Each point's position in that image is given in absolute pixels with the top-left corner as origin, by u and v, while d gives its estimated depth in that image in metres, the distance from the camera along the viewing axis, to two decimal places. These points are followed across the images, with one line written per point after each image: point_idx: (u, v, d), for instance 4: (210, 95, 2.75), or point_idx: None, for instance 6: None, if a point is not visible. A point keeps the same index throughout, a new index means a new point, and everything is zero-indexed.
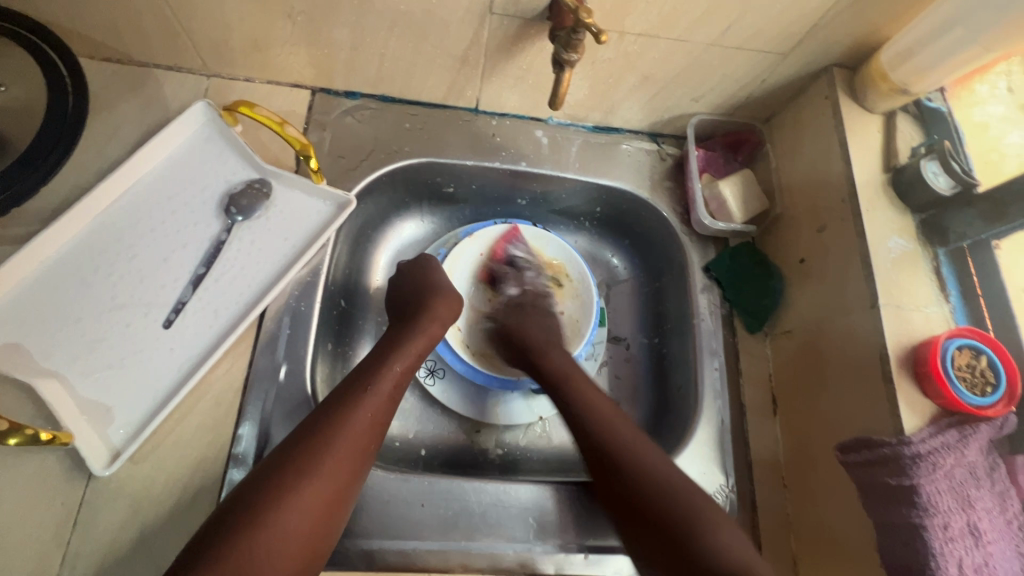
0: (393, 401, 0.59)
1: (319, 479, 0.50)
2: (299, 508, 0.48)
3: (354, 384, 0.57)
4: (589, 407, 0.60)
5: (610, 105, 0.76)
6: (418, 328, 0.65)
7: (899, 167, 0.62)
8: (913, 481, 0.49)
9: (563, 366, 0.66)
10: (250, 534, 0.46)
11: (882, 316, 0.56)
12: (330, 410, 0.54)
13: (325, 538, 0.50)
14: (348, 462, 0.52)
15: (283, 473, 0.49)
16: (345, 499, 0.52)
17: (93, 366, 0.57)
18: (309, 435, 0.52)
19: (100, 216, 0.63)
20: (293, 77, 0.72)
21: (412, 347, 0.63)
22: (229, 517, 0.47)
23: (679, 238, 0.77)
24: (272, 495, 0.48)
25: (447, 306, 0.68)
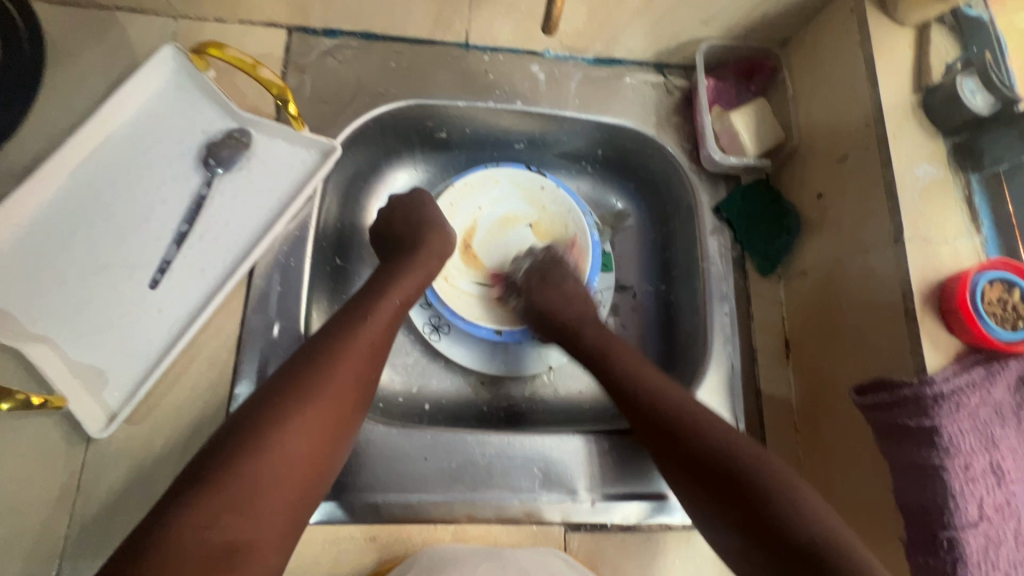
0: (392, 331, 0.57)
1: (325, 402, 0.48)
2: (305, 428, 0.47)
3: (354, 310, 0.55)
4: (641, 367, 0.60)
5: (612, 32, 0.70)
6: (414, 261, 0.62)
7: (931, 87, 0.56)
8: (934, 421, 0.47)
9: (596, 337, 0.64)
10: (253, 455, 0.44)
11: (906, 250, 0.52)
12: (328, 340, 0.52)
13: (330, 465, 0.48)
14: (352, 387, 0.51)
15: (283, 399, 0.47)
16: (350, 425, 0.50)
17: (82, 329, 0.56)
18: (307, 364, 0.50)
19: (74, 173, 0.60)
20: (266, 15, 0.67)
21: (410, 280, 0.60)
22: (227, 440, 0.44)
23: (688, 176, 0.72)
24: (276, 416, 0.46)
25: (445, 239, 0.66)
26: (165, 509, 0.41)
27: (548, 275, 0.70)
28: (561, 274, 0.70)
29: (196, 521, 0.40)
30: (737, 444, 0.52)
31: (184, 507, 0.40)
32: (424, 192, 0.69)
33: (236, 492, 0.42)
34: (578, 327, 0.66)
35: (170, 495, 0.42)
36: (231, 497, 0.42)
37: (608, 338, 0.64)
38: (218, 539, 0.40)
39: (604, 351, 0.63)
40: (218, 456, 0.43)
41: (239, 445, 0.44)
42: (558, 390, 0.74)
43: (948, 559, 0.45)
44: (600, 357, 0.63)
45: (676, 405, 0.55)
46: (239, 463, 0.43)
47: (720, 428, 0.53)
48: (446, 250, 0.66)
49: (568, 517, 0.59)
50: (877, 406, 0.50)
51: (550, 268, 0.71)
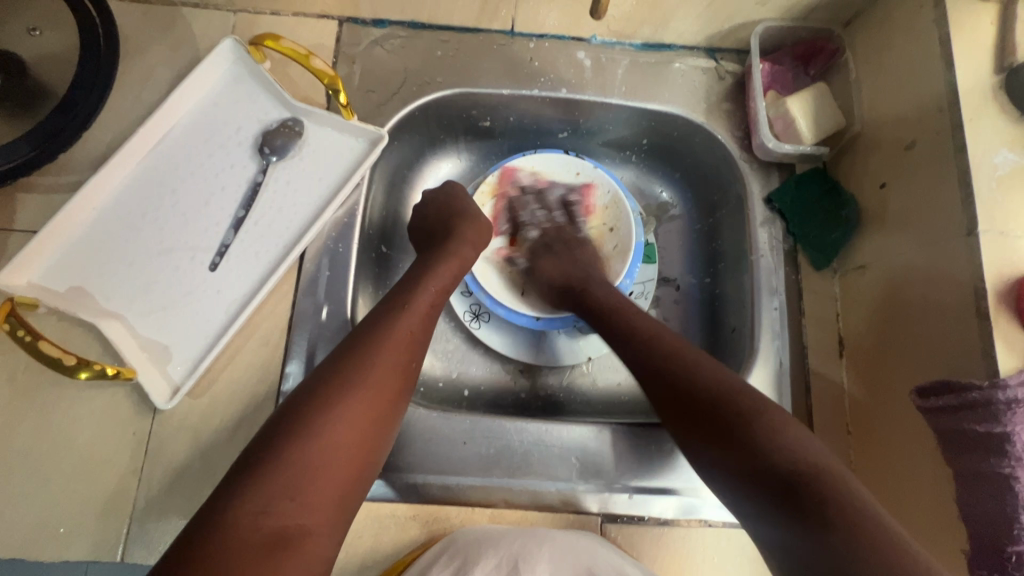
0: (430, 320, 0.58)
1: (366, 390, 0.50)
2: (349, 416, 0.48)
3: (392, 302, 0.57)
4: (653, 330, 0.57)
5: (662, 15, 0.68)
6: (450, 251, 0.63)
7: (1017, 67, 0.51)
8: (1006, 428, 0.43)
9: (602, 295, 0.63)
10: (301, 442, 0.46)
11: (980, 244, 0.48)
12: (368, 330, 0.54)
13: (376, 450, 0.50)
14: (393, 374, 0.52)
15: (328, 387, 0.49)
16: (394, 412, 0.52)
17: (149, 307, 0.60)
18: (350, 352, 0.52)
19: (143, 161, 0.64)
20: (319, 7, 0.69)
21: (446, 269, 0.61)
22: (279, 426, 0.47)
23: (739, 166, 0.70)
24: (321, 405, 0.48)
25: (479, 231, 0.67)
26: (226, 492, 0.43)
27: (553, 244, 0.71)
28: (569, 247, 0.70)
29: (253, 503, 0.42)
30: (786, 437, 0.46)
31: (242, 490, 0.43)
32: (455, 184, 0.71)
33: (288, 477, 0.44)
34: (584, 281, 0.65)
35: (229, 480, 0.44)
36: (283, 482, 0.44)
37: (611, 299, 0.62)
38: (275, 521, 0.42)
39: (616, 305, 0.61)
40: (270, 443, 0.46)
41: (289, 432, 0.46)
42: (596, 381, 0.74)
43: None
44: (609, 313, 0.61)
45: (710, 378, 0.50)
46: (289, 448, 0.45)
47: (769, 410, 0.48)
48: (481, 240, 0.67)
49: (605, 507, 0.59)
50: (941, 409, 0.48)
51: (558, 236, 0.72)
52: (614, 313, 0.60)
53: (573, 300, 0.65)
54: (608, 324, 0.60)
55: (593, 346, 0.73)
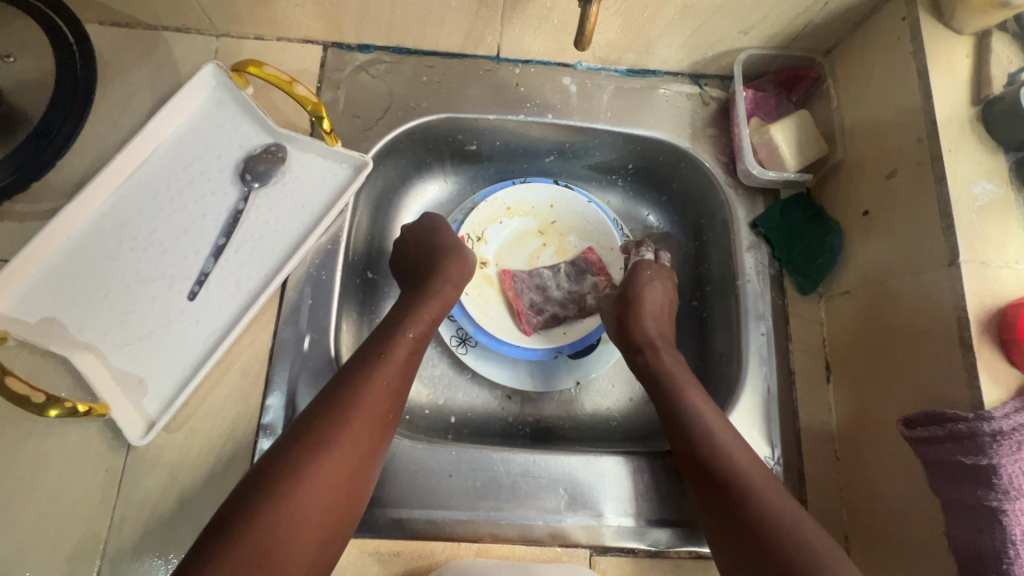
0: (410, 367, 0.57)
1: (342, 446, 0.49)
2: (322, 475, 0.48)
3: (370, 348, 0.56)
4: (676, 379, 0.60)
5: (646, 44, 0.68)
6: (430, 291, 0.63)
7: (992, 99, 0.52)
8: (991, 460, 0.43)
9: (671, 364, 0.61)
10: (273, 504, 0.45)
11: (962, 275, 0.49)
12: (344, 382, 0.53)
13: (351, 506, 0.49)
14: (369, 427, 0.51)
15: (299, 446, 0.48)
16: (370, 467, 0.51)
17: (124, 338, 0.58)
18: (325, 407, 0.51)
19: (120, 187, 0.63)
20: (303, 32, 0.68)
21: (426, 311, 0.61)
22: (247, 490, 0.46)
23: (724, 190, 0.70)
24: (296, 461, 0.47)
25: (461, 268, 0.66)
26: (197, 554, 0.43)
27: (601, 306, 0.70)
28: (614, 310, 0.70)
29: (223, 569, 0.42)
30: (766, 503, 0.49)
31: (212, 553, 0.42)
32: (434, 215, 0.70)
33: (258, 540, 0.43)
34: (648, 345, 0.64)
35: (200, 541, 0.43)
36: (253, 545, 0.43)
37: (669, 370, 0.61)
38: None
39: (675, 386, 0.59)
40: (238, 507, 0.45)
41: (260, 493, 0.45)
42: (584, 407, 0.73)
43: None
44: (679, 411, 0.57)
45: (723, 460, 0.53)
46: (256, 513, 0.44)
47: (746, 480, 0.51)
48: (464, 277, 0.66)
49: (593, 539, 0.58)
50: (927, 441, 0.48)
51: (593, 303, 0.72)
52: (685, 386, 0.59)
53: (645, 362, 0.63)
54: (664, 393, 0.59)
55: (581, 371, 0.72)
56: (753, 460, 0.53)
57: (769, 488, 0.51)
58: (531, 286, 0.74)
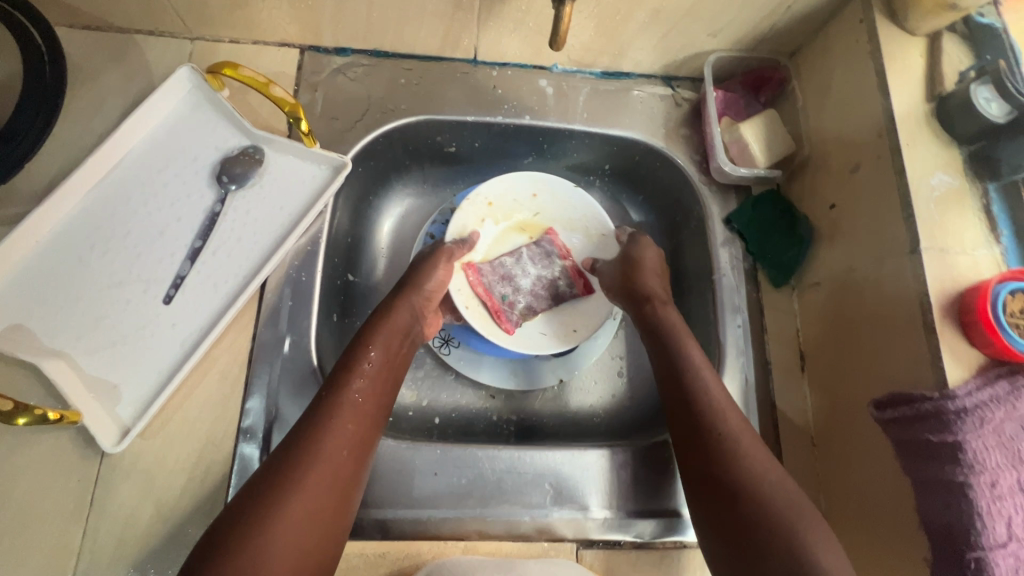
0: (372, 406, 0.55)
1: (324, 464, 0.49)
2: (306, 494, 0.47)
3: (341, 369, 0.56)
4: (676, 332, 0.62)
5: (619, 47, 0.70)
6: (389, 323, 0.61)
7: (945, 95, 0.55)
8: (956, 437, 0.45)
9: (670, 317, 0.64)
10: (260, 527, 0.44)
11: (924, 261, 0.51)
12: (303, 429, 0.51)
13: (338, 523, 0.49)
14: (335, 473, 0.49)
15: (259, 502, 0.45)
16: (340, 514, 0.49)
17: (97, 344, 0.57)
18: (283, 458, 0.48)
19: (92, 191, 0.61)
20: (279, 36, 0.68)
21: (384, 345, 0.59)
22: (205, 555, 0.43)
23: (698, 187, 0.72)
24: (277, 484, 0.47)
25: (439, 283, 0.66)
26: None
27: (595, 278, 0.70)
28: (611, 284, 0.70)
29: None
30: (751, 463, 0.51)
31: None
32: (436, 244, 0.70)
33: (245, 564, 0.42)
34: (653, 299, 0.65)
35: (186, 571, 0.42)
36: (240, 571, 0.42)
37: (672, 325, 0.62)
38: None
39: (677, 335, 0.61)
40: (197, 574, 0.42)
41: (245, 519, 0.44)
42: (568, 404, 0.73)
43: None
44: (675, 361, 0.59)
45: (722, 419, 0.54)
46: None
47: (743, 448, 0.52)
48: (424, 310, 0.65)
49: (580, 534, 0.58)
50: (897, 421, 0.49)
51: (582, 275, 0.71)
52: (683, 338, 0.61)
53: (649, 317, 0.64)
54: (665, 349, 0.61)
55: (565, 369, 0.73)
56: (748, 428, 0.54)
57: (758, 447, 0.52)
58: (497, 277, 0.71)
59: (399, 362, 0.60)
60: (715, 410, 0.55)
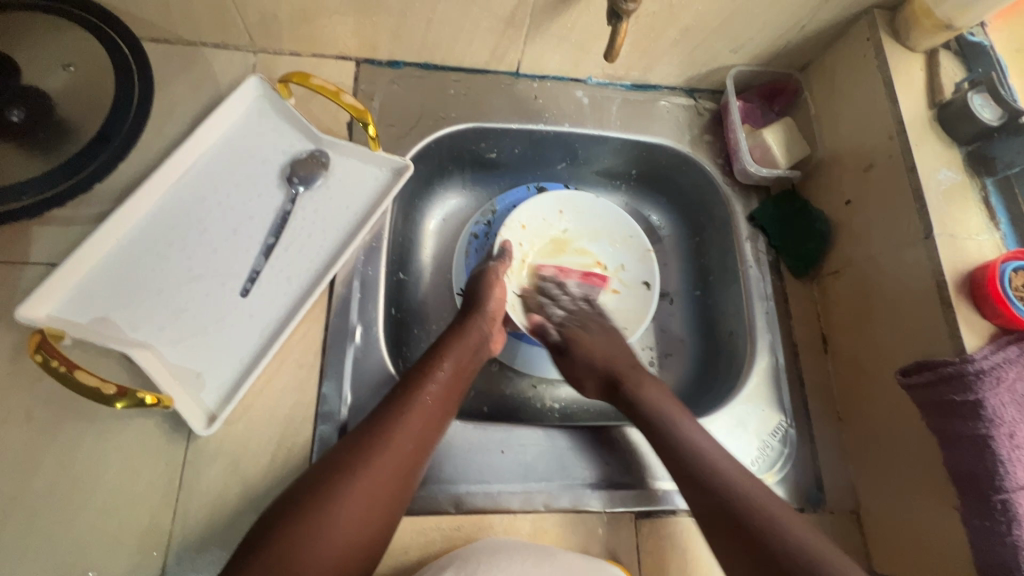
0: (443, 407, 0.60)
1: (385, 456, 0.54)
2: (365, 481, 0.52)
3: (417, 372, 0.61)
4: (642, 381, 0.66)
5: (650, 61, 0.77)
6: (461, 330, 0.66)
7: (945, 103, 0.63)
8: (977, 395, 0.51)
9: (594, 347, 0.68)
10: (319, 503, 0.50)
11: (937, 246, 0.58)
12: (379, 416, 0.57)
13: (390, 514, 0.52)
14: (399, 462, 0.54)
15: (331, 473, 0.52)
16: (399, 500, 0.53)
17: (180, 334, 0.60)
18: (358, 439, 0.54)
19: (168, 191, 0.65)
20: (338, 49, 0.73)
21: (457, 352, 0.64)
22: (277, 518, 0.49)
23: (722, 188, 0.79)
24: (343, 467, 0.52)
25: (499, 302, 0.69)
26: (251, 544, 0.48)
27: (589, 323, 0.71)
28: (602, 325, 0.71)
29: (268, 558, 0.46)
30: (733, 484, 0.55)
31: (261, 546, 0.47)
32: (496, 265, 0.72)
33: (300, 534, 0.48)
34: (626, 374, 0.66)
35: (256, 530, 0.49)
36: (296, 540, 0.48)
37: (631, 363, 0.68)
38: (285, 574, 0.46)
39: (635, 384, 0.65)
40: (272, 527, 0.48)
41: (313, 488, 0.51)
42: None
43: (1004, 520, 0.49)
44: (628, 389, 0.65)
45: (693, 449, 0.58)
46: (285, 533, 0.48)
47: (715, 465, 0.57)
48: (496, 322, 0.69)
49: (640, 504, 0.62)
50: (921, 385, 0.56)
51: (591, 319, 0.72)
52: (640, 380, 0.66)
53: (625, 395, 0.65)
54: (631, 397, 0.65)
55: None
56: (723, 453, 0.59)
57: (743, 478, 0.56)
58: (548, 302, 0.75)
59: (468, 375, 0.65)
60: (692, 444, 0.59)
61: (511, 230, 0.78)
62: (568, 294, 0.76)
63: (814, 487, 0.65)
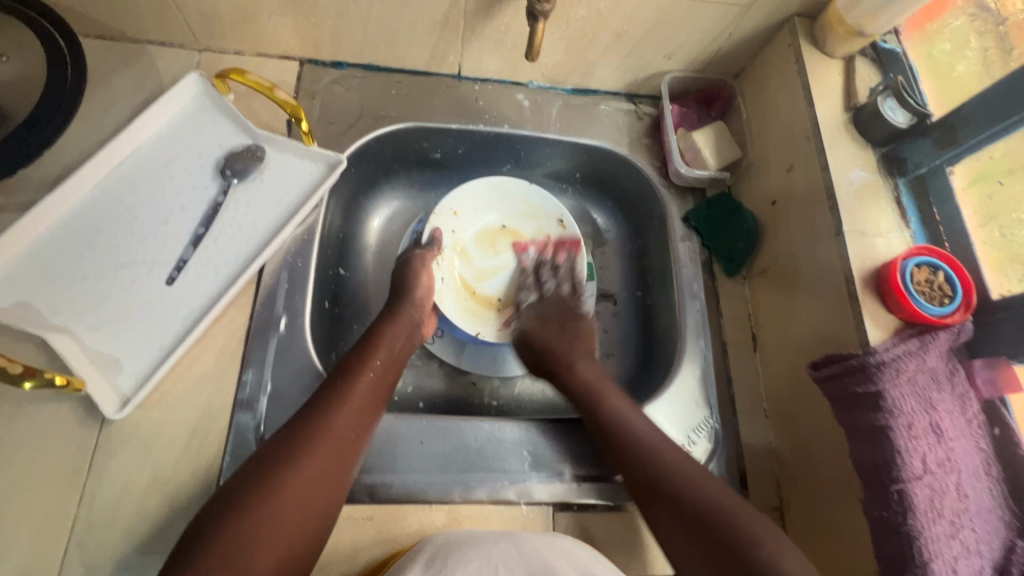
0: (379, 391, 0.61)
1: (325, 446, 0.54)
2: (309, 473, 0.52)
3: (352, 361, 0.62)
4: (570, 361, 0.69)
5: (587, 66, 0.79)
6: (395, 318, 0.67)
7: (859, 106, 0.65)
8: (877, 386, 0.52)
9: (587, 376, 0.67)
10: (263, 498, 0.50)
11: (846, 242, 0.59)
12: (319, 401, 0.57)
13: (335, 502, 0.54)
14: (342, 446, 0.55)
15: (274, 459, 0.52)
16: (343, 482, 0.54)
17: (100, 320, 0.60)
18: (299, 425, 0.55)
19: (101, 181, 0.66)
20: (280, 49, 0.75)
21: (392, 337, 0.65)
22: (217, 504, 0.50)
23: (658, 189, 0.80)
24: (282, 460, 0.52)
25: (426, 290, 0.71)
26: (195, 541, 0.47)
27: (548, 315, 0.74)
28: (562, 313, 0.75)
29: (217, 555, 0.46)
30: (668, 465, 0.56)
31: (206, 545, 0.47)
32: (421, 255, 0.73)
33: (250, 534, 0.48)
34: (568, 365, 0.69)
35: (195, 529, 0.48)
36: (243, 536, 0.47)
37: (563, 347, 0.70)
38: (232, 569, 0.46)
39: (595, 397, 0.64)
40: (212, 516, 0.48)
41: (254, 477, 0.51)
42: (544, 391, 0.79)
43: (899, 510, 0.49)
44: (563, 368, 0.68)
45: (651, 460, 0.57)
46: (228, 522, 0.48)
47: (653, 445, 0.58)
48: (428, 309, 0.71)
49: (558, 496, 0.62)
50: (829, 378, 0.56)
51: (558, 305, 0.76)
52: (572, 364, 0.68)
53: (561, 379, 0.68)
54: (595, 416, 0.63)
55: None
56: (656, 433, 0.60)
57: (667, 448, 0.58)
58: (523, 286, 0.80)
59: (402, 360, 0.66)
60: (622, 426, 0.60)
61: (439, 219, 0.79)
62: (557, 276, 0.79)
63: (737, 483, 0.65)
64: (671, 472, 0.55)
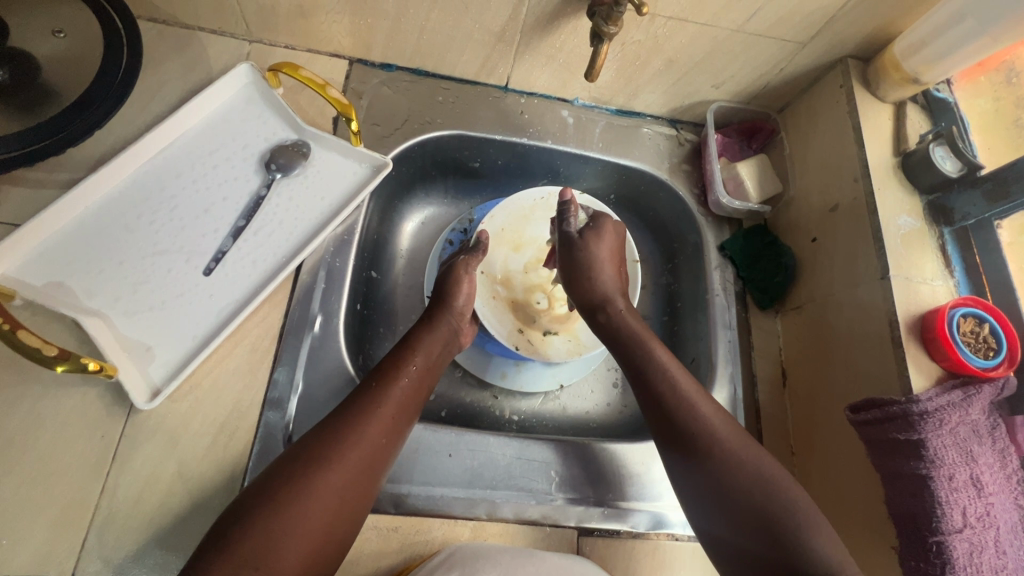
0: (416, 401, 0.60)
1: (360, 449, 0.53)
2: (341, 474, 0.51)
3: (389, 366, 0.60)
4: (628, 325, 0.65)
5: (635, 88, 0.79)
6: (433, 327, 0.66)
7: (909, 152, 0.66)
8: (921, 435, 0.52)
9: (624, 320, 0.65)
10: (294, 497, 0.48)
11: (892, 286, 0.59)
12: (353, 406, 0.55)
13: (361, 504, 0.52)
14: (374, 454, 0.53)
15: (303, 464, 0.50)
16: (369, 490, 0.53)
17: (134, 307, 0.59)
18: (330, 429, 0.53)
19: (143, 166, 0.65)
20: (332, 47, 0.75)
21: (431, 346, 0.64)
22: (241, 507, 0.47)
23: (696, 217, 0.80)
24: (315, 462, 0.50)
25: (467, 299, 0.70)
26: (217, 541, 0.45)
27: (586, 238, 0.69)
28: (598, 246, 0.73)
29: (241, 557, 0.44)
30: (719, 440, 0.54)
31: (224, 549, 0.44)
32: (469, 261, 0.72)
33: (273, 532, 0.46)
34: (607, 301, 0.66)
35: (216, 531, 0.46)
36: (266, 542, 0.45)
37: (631, 327, 0.64)
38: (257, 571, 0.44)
39: (677, 394, 0.57)
40: (238, 516, 0.46)
41: (282, 480, 0.49)
42: (567, 410, 0.78)
43: (938, 561, 0.49)
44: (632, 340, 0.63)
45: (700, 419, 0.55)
46: (251, 524, 0.46)
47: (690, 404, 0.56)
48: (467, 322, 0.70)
49: (582, 521, 0.61)
50: (870, 422, 0.56)
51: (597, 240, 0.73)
52: (647, 341, 0.63)
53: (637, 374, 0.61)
54: (649, 379, 0.60)
55: (565, 374, 0.78)
56: (701, 397, 0.57)
57: (719, 422, 0.55)
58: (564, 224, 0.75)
59: (438, 369, 0.65)
60: (674, 392, 0.57)
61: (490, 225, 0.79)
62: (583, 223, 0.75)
63: None
64: (687, 413, 0.56)
